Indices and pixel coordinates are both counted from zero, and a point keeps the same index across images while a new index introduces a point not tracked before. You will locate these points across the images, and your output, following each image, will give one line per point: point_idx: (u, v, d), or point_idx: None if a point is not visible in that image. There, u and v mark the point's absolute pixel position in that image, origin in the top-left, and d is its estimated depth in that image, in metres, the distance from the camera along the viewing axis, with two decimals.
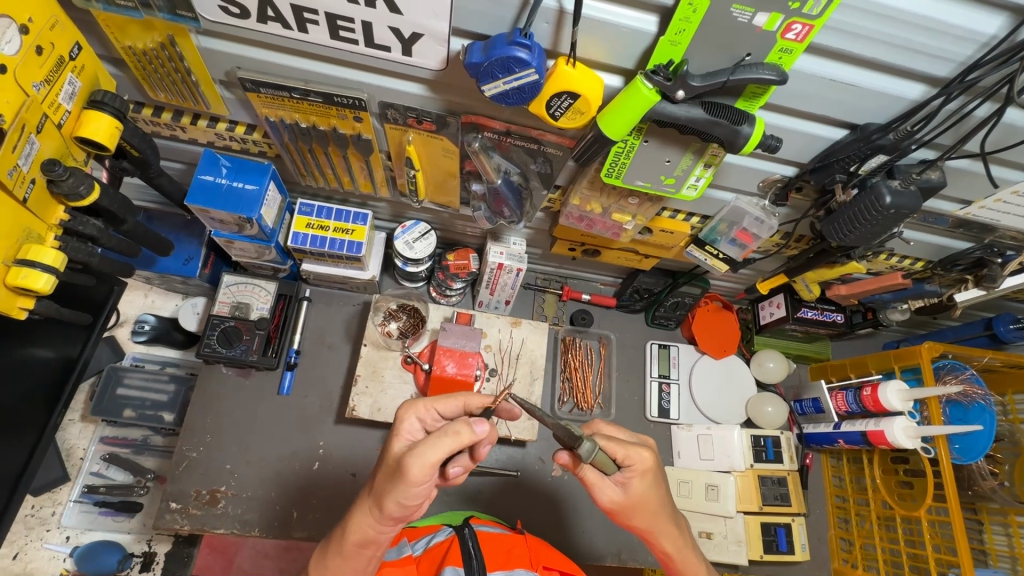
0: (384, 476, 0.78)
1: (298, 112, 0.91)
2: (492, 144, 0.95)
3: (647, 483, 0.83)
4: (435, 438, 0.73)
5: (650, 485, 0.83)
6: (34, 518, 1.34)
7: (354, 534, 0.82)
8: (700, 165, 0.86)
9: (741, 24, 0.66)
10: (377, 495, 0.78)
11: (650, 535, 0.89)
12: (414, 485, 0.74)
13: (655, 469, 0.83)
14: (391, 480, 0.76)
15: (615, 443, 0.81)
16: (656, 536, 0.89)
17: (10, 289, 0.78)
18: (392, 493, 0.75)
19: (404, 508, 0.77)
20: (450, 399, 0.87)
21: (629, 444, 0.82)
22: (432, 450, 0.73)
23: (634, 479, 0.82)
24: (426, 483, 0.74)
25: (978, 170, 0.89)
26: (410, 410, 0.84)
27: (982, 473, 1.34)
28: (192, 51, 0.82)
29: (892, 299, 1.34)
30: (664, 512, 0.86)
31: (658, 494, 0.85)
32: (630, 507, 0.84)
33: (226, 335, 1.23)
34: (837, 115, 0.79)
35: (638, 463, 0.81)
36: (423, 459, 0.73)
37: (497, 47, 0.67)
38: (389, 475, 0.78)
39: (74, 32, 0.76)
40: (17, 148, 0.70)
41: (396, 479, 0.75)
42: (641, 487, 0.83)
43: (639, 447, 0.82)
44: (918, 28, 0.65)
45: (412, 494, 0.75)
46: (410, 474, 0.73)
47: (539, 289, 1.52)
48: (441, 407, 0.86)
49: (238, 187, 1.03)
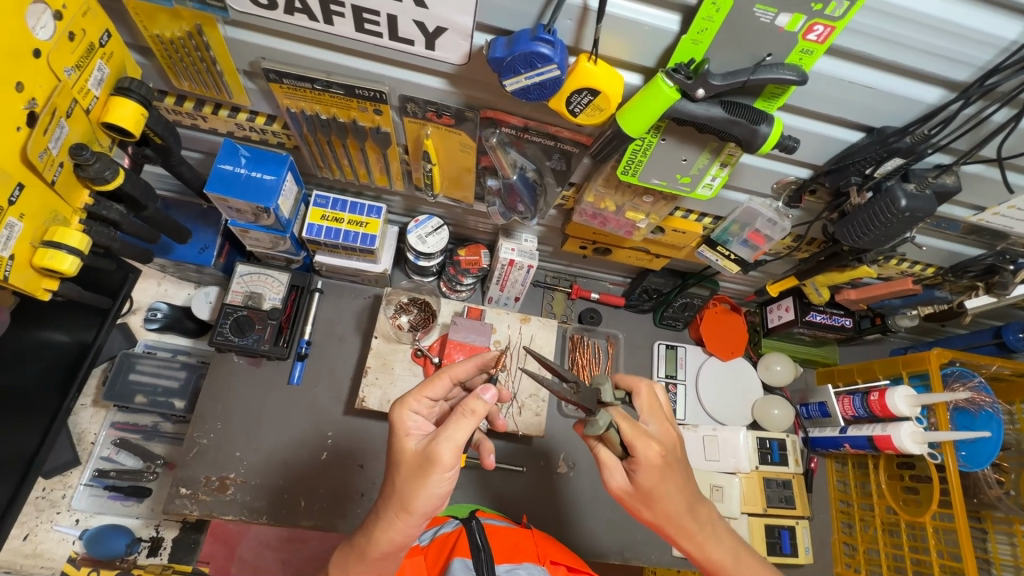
0: (408, 475, 0.78)
1: (319, 104, 0.93)
2: (509, 140, 0.96)
3: (654, 476, 0.82)
4: (454, 421, 0.76)
5: (657, 478, 0.82)
6: (44, 501, 1.35)
7: (380, 548, 0.81)
8: (716, 164, 0.87)
9: (764, 25, 0.66)
10: (406, 498, 0.78)
11: (663, 527, 0.89)
12: (448, 470, 0.77)
13: (662, 464, 0.81)
14: (419, 475, 0.77)
15: (630, 428, 0.81)
16: (670, 531, 0.89)
17: (35, 270, 0.79)
18: (425, 487, 0.77)
19: (438, 499, 0.78)
20: (436, 380, 0.86)
21: (640, 432, 0.81)
22: (461, 435, 0.75)
23: (639, 470, 0.81)
24: (455, 465, 0.77)
25: (994, 175, 0.89)
26: (404, 406, 0.83)
27: (988, 481, 1.33)
28: (219, 41, 0.83)
29: (901, 306, 1.33)
30: (676, 508, 0.85)
31: (673, 489, 0.84)
32: (640, 496, 0.85)
33: (239, 324, 1.23)
34: (854, 117, 0.80)
35: (642, 455, 0.81)
36: (450, 443, 0.75)
37: (520, 43, 0.68)
38: (414, 472, 0.78)
39: (105, 20, 0.77)
40: (48, 131, 0.72)
41: (425, 472, 0.76)
42: (648, 480, 0.82)
43: (647, 438, 0.81)
44: (940, 31, 0.65)
45: (445, 481, 0.77)
46: (442, 462, 0.75)
47: (548, 287, 1.54)
48: (431, 393, 0.85)
49: (256, 177, 1.04)
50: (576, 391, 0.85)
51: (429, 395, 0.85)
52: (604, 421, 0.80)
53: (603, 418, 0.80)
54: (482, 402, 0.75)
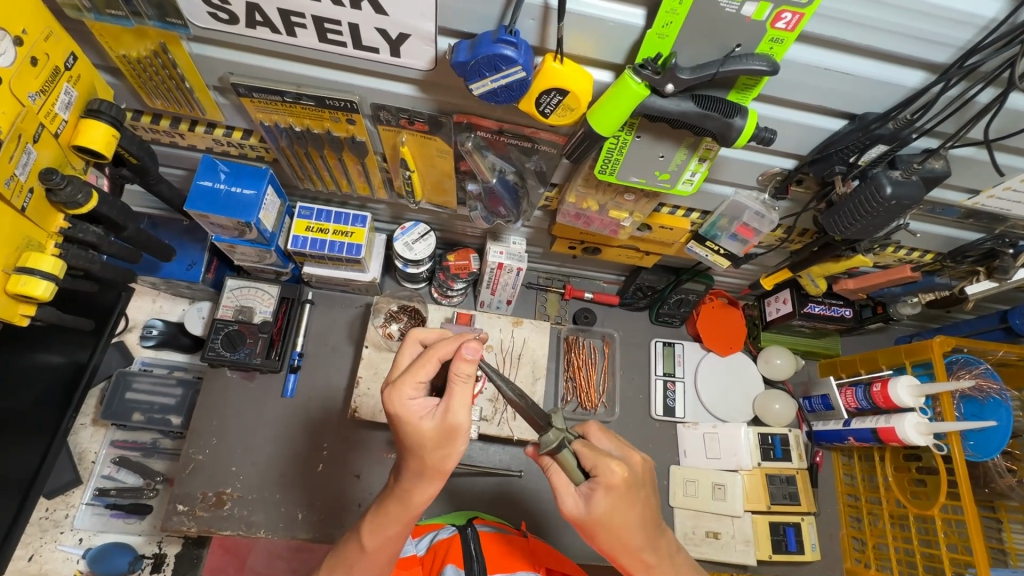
0: (433, 451, 0.75)
1: (293, 116, 0.92)
2: (486, 143, 0.94)
3: (612, 500, 0.76)
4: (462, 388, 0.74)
5: (615, 503, 0.76)
6: (48, 520, 1.36)
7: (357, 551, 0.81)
8: (695, 159, 0.85)
9: (729, 15, 0.65)
10: (444, 467, 0.76)
11: (616, 558, 0.81)
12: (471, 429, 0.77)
13: (623, 488, 0.76)
14: (448, 445, 0.75)
15: (587, 450, 0.78)
16: (624, 562, 0.81)
17: (11, 296, 0.79)
18: (457, 454, 0.75)
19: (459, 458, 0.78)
20: (425, 360, 0.78)
21: (600, 454, 0.77)
22: (399, 407, 0.75)
23: (597, 493, 0.75)
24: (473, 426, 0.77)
25: (984, 158, 0.86)
26: (400, 393, 0.76)
27: (998, 470, 1.28)
28: (185, 58, 0.83)
29: (902, 293, 1.30)
30: (632, 540, 0.78)
31: (630, 516, 0.77)
32: (593, 526, 0.77)
33: (229, 338, 1.23)
34: (834, 105, 0.78)
35: (605, 476, 0.76)
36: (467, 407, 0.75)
37: (482, 45, 0.67)
38: (440, 445, 0.75)
39: (69, 42, 0.77)
40: (13, 157, 0.72)
41: (452, 441, 0.75)
42: (604, 505, 0.76)
43: (609, 458, 0.77)
44: (913, 12, 0.63)
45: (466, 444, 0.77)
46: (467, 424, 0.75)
47: (541, 288, 1.52)
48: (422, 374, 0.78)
49: (236, 192, 1.04)
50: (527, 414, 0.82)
51: (423, 376, 0.78)
52: (550, 440, 0.78)
53: (549, 436, 0.78)
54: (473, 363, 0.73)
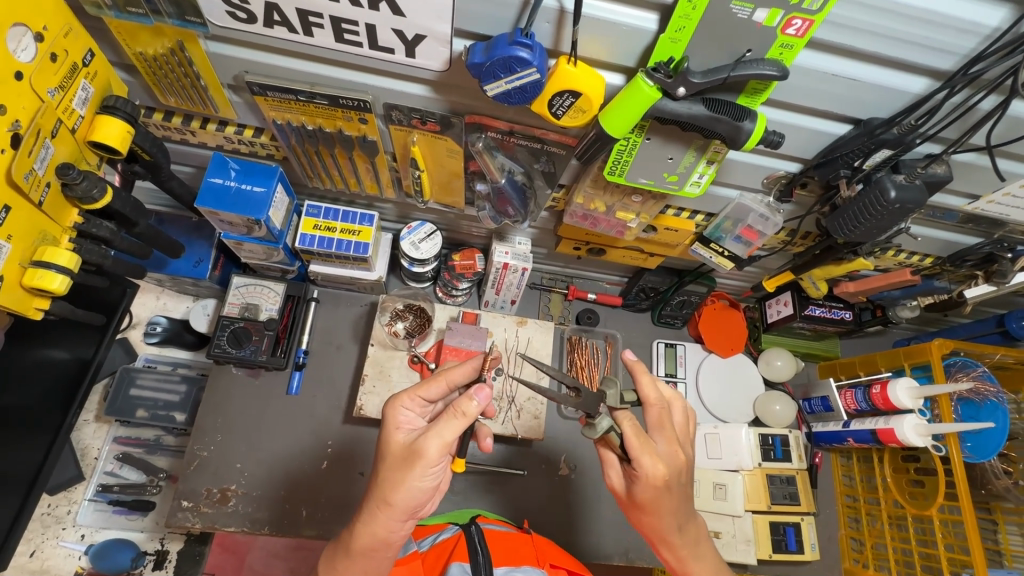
0: (392, 468, 0.80)
1: (305, 115, 0.93)
2: (496, 143, 0.95)
3: (650, 491, 0.83)
4: (444, 421, 0.78)
5: (655, 493, 0.83)
6: (50, 517, 1.36)
7: (365, 539, 0.81)
8: (703, 161, 0.87)
9: (741, 20, 0.66)
10: (389, 492, 0.79)
11: (652, 536, 0.91)
12: (433, 466, 0.79)
13: (662, 482, 0.82)
14: (406, 468, 0.79)
15: (633, 440, 0.82)
16: (657, 540, 0.91)
17: (27, 290, 0.79)
18: (408, 481, 0.78)
19: (419, 494, 0.80)
20: (432, 381, 0.86)
21: (644, 447, 0.82)
22: (395, 414, 0.84)
23: (637, 480, 0.84)
24: (441, 461, 0.79)
25: (985, 163, 0.88)
26: (399, 402, 0.85)
27: (994, 472, 1.31)
28: (201, 56, 0.84)
29: (901, 295, 1.34)
30: (666, 522, 0.87)
31: (666, 503, 0.85)
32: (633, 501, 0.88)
33: (235, 335, 1.24)
34: (840, 110, 0.79)
35: (646, 471, 0.81)
36: (437, 441, 0.78)
37: (498, 47, 0.68)
38: (400, 465, 0.80)
39: (87, 39, 0.78)
40: (33, 152, 0.73)
41: (411, 465, 0.78)
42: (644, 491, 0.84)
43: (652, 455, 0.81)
44: (920, 21, 0.65)
45: (428, 477, 0.80)
46: (428, 456, 0.78)
47: (545, 289, 1.53)
48: (426, 392, 0.86)
49: (246, 189, 1.05)
50: (579, 393, 0.83)
51: (425, 394, 0.86)
52: (603, 425, 0.83)
53: (600, 423, 0.82)
54: (474, 405, 0.78)
